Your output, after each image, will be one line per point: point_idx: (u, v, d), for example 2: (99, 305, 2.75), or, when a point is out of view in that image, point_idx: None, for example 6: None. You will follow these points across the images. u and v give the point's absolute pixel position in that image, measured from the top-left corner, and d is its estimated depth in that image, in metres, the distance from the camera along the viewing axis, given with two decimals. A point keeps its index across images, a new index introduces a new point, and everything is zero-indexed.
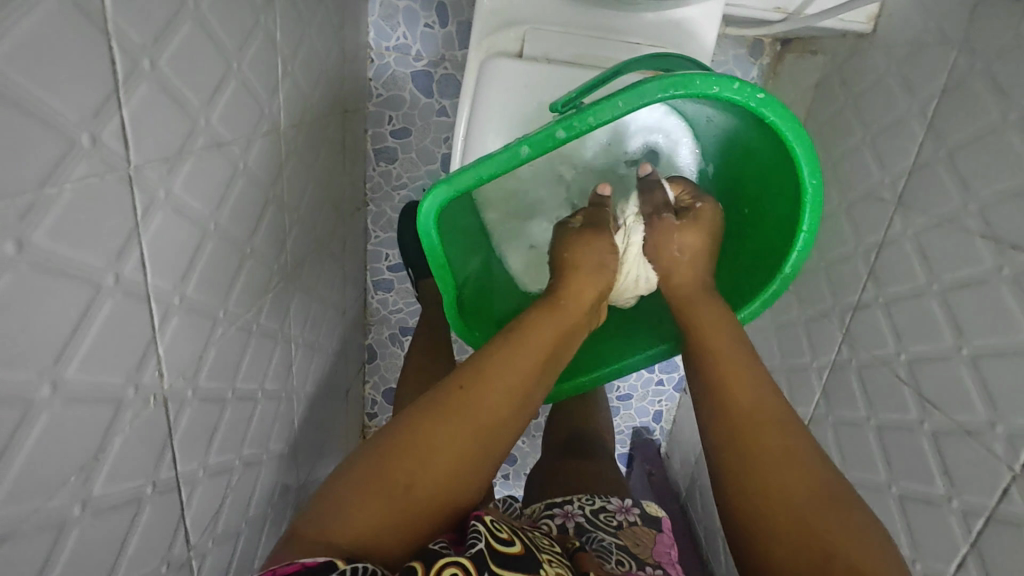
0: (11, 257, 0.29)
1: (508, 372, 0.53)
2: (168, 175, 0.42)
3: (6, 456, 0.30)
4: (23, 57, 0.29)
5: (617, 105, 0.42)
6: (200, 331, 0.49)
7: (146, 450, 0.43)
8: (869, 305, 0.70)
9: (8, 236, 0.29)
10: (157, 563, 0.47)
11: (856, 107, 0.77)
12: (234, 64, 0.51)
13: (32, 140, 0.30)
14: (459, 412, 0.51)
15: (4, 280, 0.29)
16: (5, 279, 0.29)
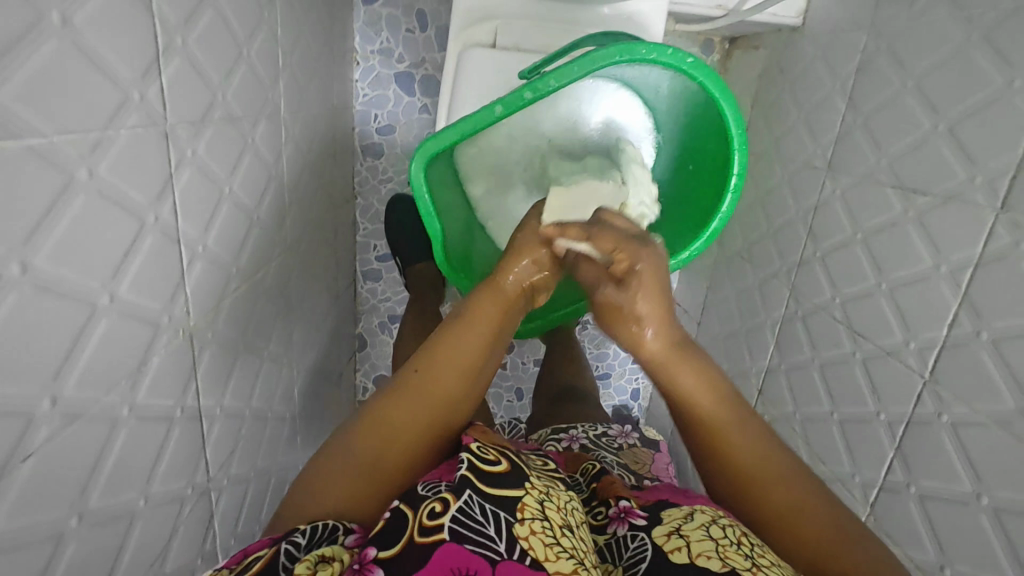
0: (17, 276, 0.31)
1: (454, 356, 0.54)
2: (194, 138, 0.50)
3: (77, 350, 0.37)
4: (98, 21, 0.36)
5: (575, 69, 0.50)
6: (217, 282, 0.56)
7: (174, 376, 0.49)
8: (810, 261, 0.79)
9: (14, 257, 0.31)
10: (185, 481, 0.52)
11: (793, 90, 0.87)
12: (243, 50, 0.59)
13: (96, 90, 0.36)
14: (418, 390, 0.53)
15: (7, 299, 0.31)
16: (9, 298, 0.31)
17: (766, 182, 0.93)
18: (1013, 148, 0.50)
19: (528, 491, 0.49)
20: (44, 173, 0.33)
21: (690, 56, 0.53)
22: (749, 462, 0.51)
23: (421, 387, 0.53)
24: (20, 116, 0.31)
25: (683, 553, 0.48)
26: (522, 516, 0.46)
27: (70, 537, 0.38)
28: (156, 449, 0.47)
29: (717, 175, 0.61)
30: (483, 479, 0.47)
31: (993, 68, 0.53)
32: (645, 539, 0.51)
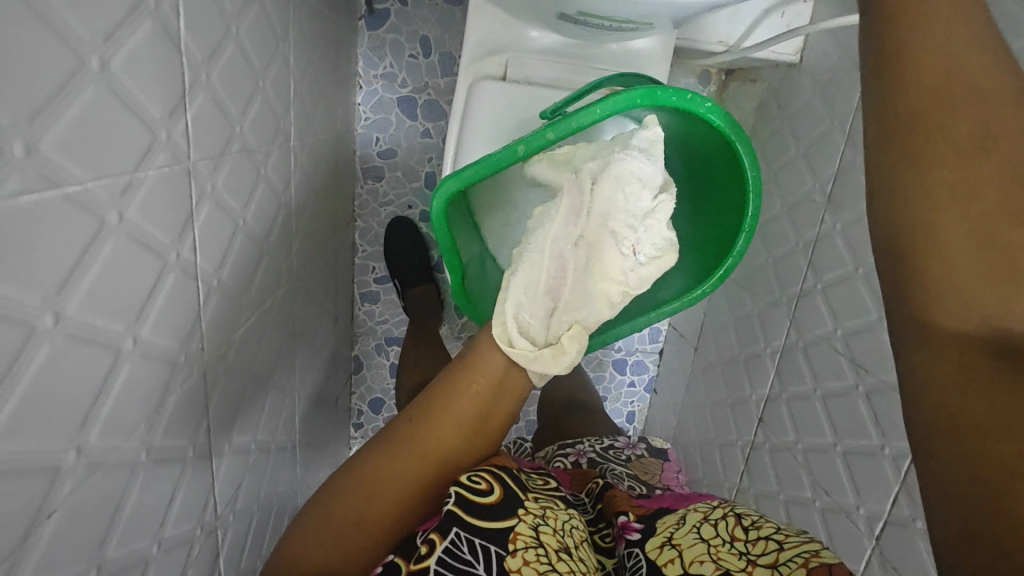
0: (50, 328, 0.31)
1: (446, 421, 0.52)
2: (214, 172, 0.49)
3: (103, 396, 0.36)
4: (133, 62, 0.36)
5: (596, 110, 0.51)
6: (229, 314, 0.55)
7: (189, 414, 0.48)
8: (811, 292, 0.80)
9: (47, 309, 0.30)
10: (195, 522, 0.51)
11: (791, 125, 0.89)
12: (260, 82, 0.59)
13: (129, 132, 0.36)
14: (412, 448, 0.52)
15: (42, 350, 0.30)
16: (44, 350, 0.30)
17: (765, 213, 0.95)
18: None
19: (523, 517, 0.48)
20: (79, 220, 0.32)
21: (708, 103, 0.54)
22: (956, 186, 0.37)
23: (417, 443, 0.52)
24: (59, 165, 0.30)
25: (677, 564, 0.49)
26: (513, 548, 0.45)
27: None
28: (168, 492, 0.45)
29: (728, 221, 0.62)
30: (470, 511, 0.47)
31: None
32: (639, 554, 0.52)
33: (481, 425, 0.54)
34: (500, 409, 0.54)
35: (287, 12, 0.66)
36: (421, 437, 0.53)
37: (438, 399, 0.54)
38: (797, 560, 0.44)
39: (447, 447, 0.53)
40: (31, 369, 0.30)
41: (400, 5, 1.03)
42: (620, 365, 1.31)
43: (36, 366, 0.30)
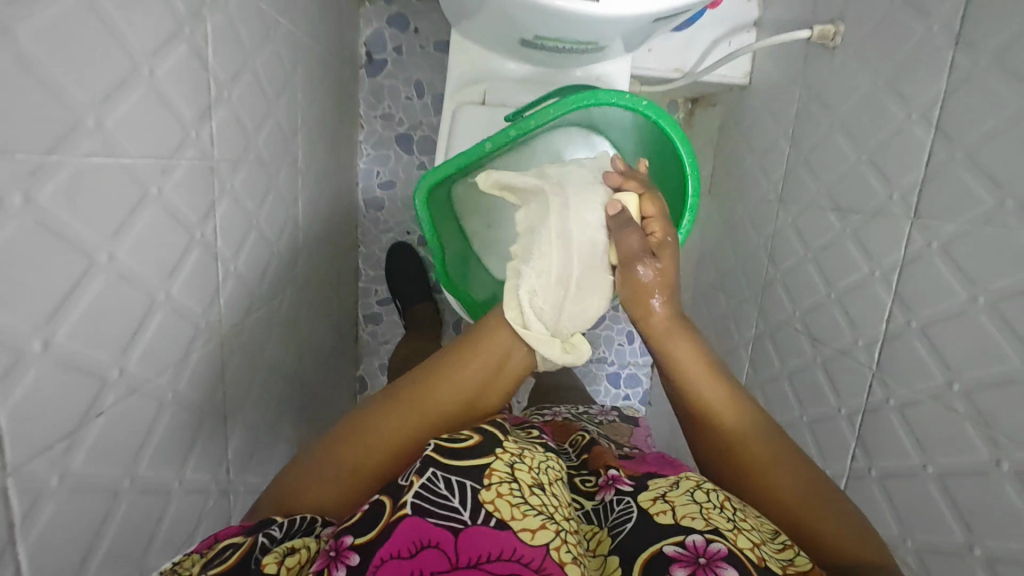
0: (105, 264, 0.39)
1: (453, 386, 0.57)
2: (233, 173, 0.59)
3: (142, 331, 0.44)
4: (171, 73, 0.46)
5: (552, 109, 0.61)
6: (243, 298, 0.64)
7: (206, 376, 0.55)
8: (773, 281, 0.87)
9: (103, 248, 0.39)
10: (209, 477, 0.57)
11: (747, 138, 0.99)
12: (272, 108, 0.69)
13: (168, 125, 0.46)
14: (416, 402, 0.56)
15: (98, 280, 0.38)
16: (99, 280, 0.39)
17: (731, 218, 1.03)
18: (916, 166, 0.61)
19: (500, 456, 0.53)
20: (128, 185, 0.41)
21: (645, 102, 0.64)
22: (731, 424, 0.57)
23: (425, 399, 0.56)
24: (118, 139, 0.39)
25: (669, 515, 0.50)
26: (488, 482, 0.50)
27: (120, 497, 0.43)
28: (188, 439, 0.52)
29: (675, 205, 0.71)
30: (445, 454, 0.51)
31: (896, 105, 0.64)
32: (631, 503, 0.53)
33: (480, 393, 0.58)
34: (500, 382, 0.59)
35: (296, 55, 0.78)
36: (425, 397, 0.57)
37: (446, 368, 0.57)
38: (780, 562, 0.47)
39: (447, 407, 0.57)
40: (89, 293, 0.38)
41: (396, 55, 1.16)
42: (613, 378, 1.37)
43: (93, 292, 0.38)
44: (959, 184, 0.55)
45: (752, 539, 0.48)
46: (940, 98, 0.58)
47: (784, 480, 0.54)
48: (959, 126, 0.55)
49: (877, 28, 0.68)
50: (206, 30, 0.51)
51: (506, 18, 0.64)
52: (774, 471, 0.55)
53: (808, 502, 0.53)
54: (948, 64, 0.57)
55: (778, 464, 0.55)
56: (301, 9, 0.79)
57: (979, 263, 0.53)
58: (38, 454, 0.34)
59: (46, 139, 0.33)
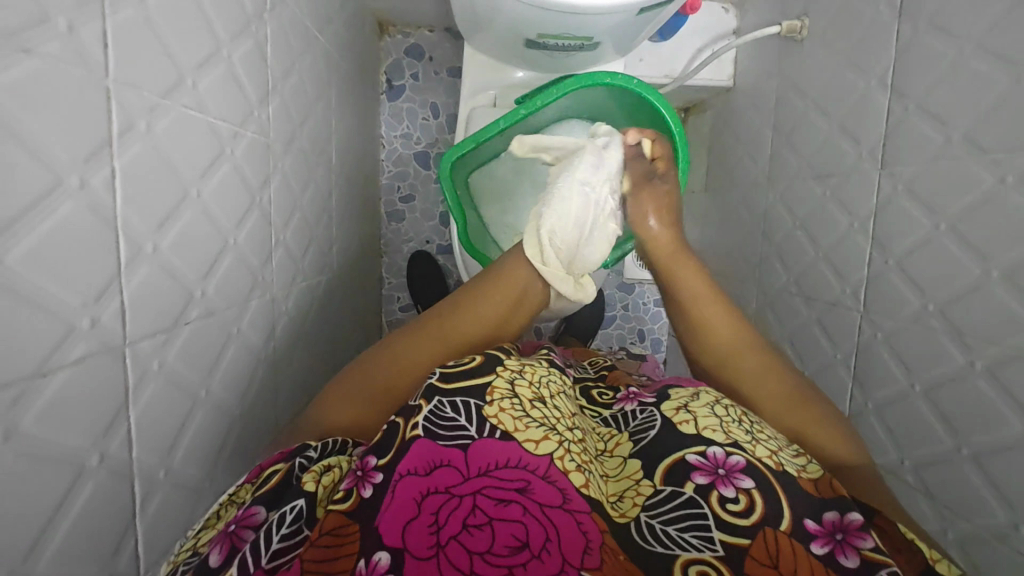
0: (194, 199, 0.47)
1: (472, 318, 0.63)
2: (283, 155, 0.69)
3: (217, 265, 0.52)
4: (242, 59, 0.56)
5: (557, 89, 0.71)
6: (289, 267, 0.72)
7: (260, 325, 0.63)
8: (768, 255, 0.94)
9: (193, 185, 0.47)
10: (260, 420, 0.64)
11: (735, 133, 1.08)
12: (312, 109, 0.80)
13: (239, 100, 0.56)
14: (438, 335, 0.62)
15: (190, 210, 0.47)
16: (190, 211, 0.47)
17: (727, 207, 1.11)
18: (879, 124, 0.69)
19: (499, 374, 0.50)
20: (210, 139, 0.50)
21: (638, 83, 0.73)
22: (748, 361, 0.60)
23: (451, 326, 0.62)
24: (206, 100, 0.49)
25: (692, 424, 0.49)
26: (490, 398, 0.47)
27: (197, 405, 0.49)
28: (246, 375, 0.59)
29: None
30: (447, 378, 0.48)
31: (857, 77, 0.73)
32: (654, 411, 0.52)
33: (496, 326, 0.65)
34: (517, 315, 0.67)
35: (331, 69, 0.90)
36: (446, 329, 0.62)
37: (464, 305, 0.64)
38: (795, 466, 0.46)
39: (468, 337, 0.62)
40: (183, 217, 0.46)
41: (413, 81, 1.29)
42: None
43: (186, 218, 0.46)
44: (914, 131, 0.63)
45: (770, 447, 0.48)
46: (892, 64, 0.67)
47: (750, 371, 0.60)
48: (910, 82, 0.64)
49: (836, 16, 0.78)
50: (265, 32, 0.62)
51: (512, 21, 0.75)
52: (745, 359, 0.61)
53: (787, 409, 0.56)
54: (895, 34, 0.66)
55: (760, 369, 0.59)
56: (334, 32, 0.91)
57: (937, 194, 0.60)
58: (147, 337, 0.41)
59: (163, 85, 0.42)
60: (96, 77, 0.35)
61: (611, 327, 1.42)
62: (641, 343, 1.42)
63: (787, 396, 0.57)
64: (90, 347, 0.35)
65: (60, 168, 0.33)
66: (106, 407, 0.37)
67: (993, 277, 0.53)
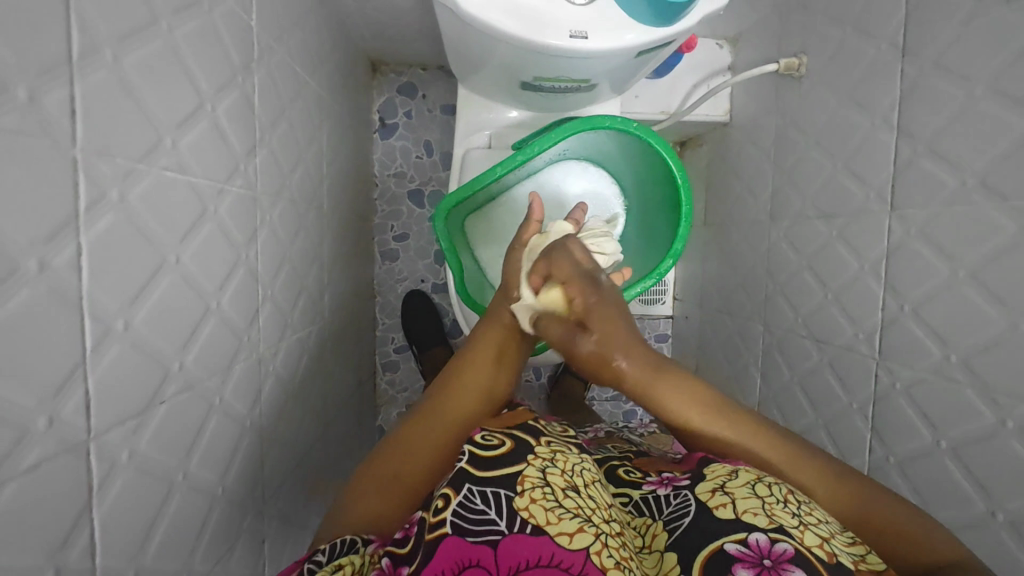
0: (172, 266, 0.44)
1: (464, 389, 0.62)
2: (271, 207, 0.66)
3: (197, 332, 0.48)
4: (227, 113, 0.54)
5: (554, 135, 0.69)
6: (278, 322, 0.68)
7: (245, 388, 0.59)
8: (773, 295, 0.92)
9: (171, 251, 0.44)
10: (244, 490, 0.59)
11: (733, 169, 1.07)
12: (302, 156, 0.78)
13: (224, 156, 0.53)
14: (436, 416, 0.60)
15: (167, 279, 0.43)
16: (168, 279, 0.44)
17: (728, 244, 1.09)
18: (885, 165, 0.67)
19: (530, 463, 0.51)
20: (191, 200, 0.47)
21: (637, 125, 0.70)
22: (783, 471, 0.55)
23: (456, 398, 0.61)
24: (187, 159, 0.46)
25: (731, 509, 0.47)
26: (522, 488, 0.47)
27: (174, 490, 0.45)
28: (230, 447, 0.55)
29: (672, 213, 0.76)
30: (478, 466, 0.49)
31: (860, 116, 0.72)
32: (688, 495, 0.51)
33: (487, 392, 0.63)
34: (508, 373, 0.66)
35: (321, 112, 0.87)
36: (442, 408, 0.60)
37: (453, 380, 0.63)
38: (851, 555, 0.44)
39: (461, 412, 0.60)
40: (159, 288, 0.42)
41: (406, 118, 1.28)
42: (629, 415, 1.38)
43: (164, 288, 0.43)
44: (924, 174, 0.61)
45: (820, 533, 0.45)
46: (896, 105, 0.65)
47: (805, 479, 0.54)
48: (917, 124, 0.62)
49: (834, 55, 0.77)
50: (253, 82, 0.59)
51: (508, 63, 0.73)
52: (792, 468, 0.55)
53: (849, 508, 0.52)
54: (899, 74, 0.65)
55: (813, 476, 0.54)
56: (325, 75, 0.89)
57: (955, 240, 0.57)
58: (114, 426, 0.37)
59: (139, 149, 0.39)
60: (62, 149, 0.32)
61: None
62: None
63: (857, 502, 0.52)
64: (45, 450, 0.32)
65: (16, 252, 0.29)
66: (62, 515, 0.33)
67: (1020, 330, 0.51)
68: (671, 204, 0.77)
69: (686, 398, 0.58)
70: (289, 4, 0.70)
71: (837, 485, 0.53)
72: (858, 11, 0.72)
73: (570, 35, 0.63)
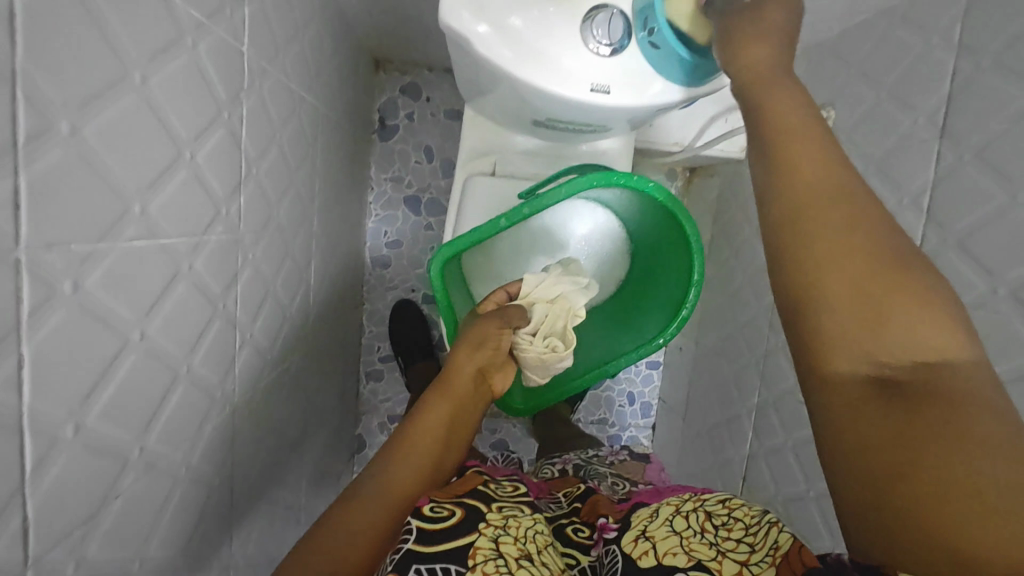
0: (136, 342, 0.40)
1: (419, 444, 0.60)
2: (255, 244, 0.61)
3: (166, 403, 0.44)
4: (210, 156, 0.49)
5: (562, 190, 0.64)
6: (256, 364, 0.65)
7: (218, 444, 0.56)
8: (775, 351, 0.88)
9: (136, 326, 0.40)
10: (209, 554, 0.56)
11: (744, 209, 1.03)
12: (293, 178, 0.73)
13: (201, 202, 0.48)
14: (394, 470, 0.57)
15: (129, 360, 0.39)
16: (129, 360, 0.39)
17: (731, 286, 1.06)
18: (911, 248, 0.63)
19: (483, 531, 0.50)
20: (164, 263, 0.43)
21: (653, 184, 0.66)
22: (833, 273, 0.38)
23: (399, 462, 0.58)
24: (158, 221, 0.41)
25: (651, 555, 0.47)
26: (472, 563, 0.46)
27: None
28: (195, 516, 0.52)
29: (681, 282, 0.73)
30: (426, 541, 0.47)
31: (887, 189, 0.68)
32: (616, 550, 0.51)
33: (442, 449, 0.61)
34: (459, 435, 0.65)
35: (316, 126, 0.82)
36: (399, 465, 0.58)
37: (409, 436, 0.61)
38: (766, 557, 0.43)
39: (416, 468, 0.58)
40: (120, 372, 0.38)
41: (408, 121, 1.22)
42: (614, 439, 1.37)
43: (123, 371, 0.38)
44: (953, 271, 0.58)
45: (738, 558, 0.45)
46: (930, 186, 0.61)
47: (834, 325, 0.37)
48: (948, 214, 0.59)
49: (865, 118, 0.72)
50: (240, 114, 0.54)
51: (521, 103, 0.68)
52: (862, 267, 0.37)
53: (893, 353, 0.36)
54: (935, 154, 0.61)
55: (867, 324, 0.36)
56: (324, 86, 0.83)
57: (979, 347, 0.54)
58: (58, 543, 0.34)
59: (99, 227, 0.35)
60: (3, 252, 0.28)
61: (600, 387, 1.36)
62: (630, 406, 1.37)
63: (898, 317, 0.36)
64: None
65: None
66: None
67: None
68: (680, 272, 0.73)
69: (812, 151, 0.41)
70: (286, 18, 0.64)
71: (908, 311, 0.36)
72: (896, 76, 0.68)
73: (592, 88, 0.58)
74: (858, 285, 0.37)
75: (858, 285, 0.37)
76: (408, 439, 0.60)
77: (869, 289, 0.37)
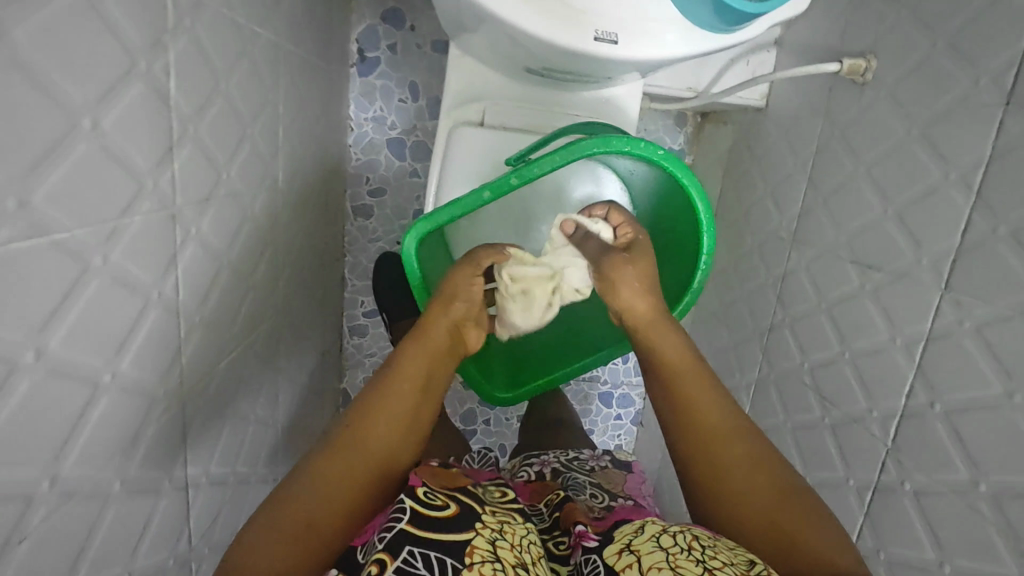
0: (30, 364, 0.33)
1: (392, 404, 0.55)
2: (199, 216, 0.53)
3: (83, 420, 0.39)
4: (124, 121, 0.40)
5: (557, 156, 0.55)
6: (211, 348, 0.58)
7: (166, 443, 0.50)
8: (779, 326, 0.82)
9: (28, 344, 0.33)
10: (167, 552, 0.53)
11: (760, 165, 0.93)
12: (248, 131, 0.63)
13: (112, 179, 0.39)
14: (361, 438, 0.52)
15: (22, 386, 0.33)
16: (23, 385, 0.33)
17: (737, 249, 0.98)
18: (952, 234, 0.55)
19: (480, 531, 0.45)
20: (65, 265, 0.35)
21: (663, 150, 0.57)
22: (710, 425, 0.55)
23: (374, 428, 0.53)
24: (49, 215, 0.33)
25: (634, 570, 0.43)
26: (470, 561, 0.42)
27: None
28: (142, 522, 0.48)
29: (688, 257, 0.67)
30: (420, 527, 0.44)
31: (931, 161, 0.59)
32: (597, 561, 0.46)
33: (417, 407, 0.56)
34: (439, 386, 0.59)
35: (277, 66, 0.71)
36: (366, 430, 0.53)
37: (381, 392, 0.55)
38: None
39: (386, 431, 0.54)
40: (9, 402, 0.32)
41: (390, 53, 1.09)
42: (605, 396, 1.34)
43: (13, 401, 0.32)
44: (999, 266, 0.50)
45: None
46: (983, 162, 0.53)
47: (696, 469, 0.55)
48: (1003, 198, 0.51)
49: (913, 72, 0.62)
50: (165, 63, 0.44)
51: (513, 48, 0.58)
52: (724, 440, 0.54)
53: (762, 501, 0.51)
54: (995, 125, 0.52)
55: (731, 486, 0.53)
56: (284, 16, 0.71)
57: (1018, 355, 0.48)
58: None
59: None
60: None
61: None
62: (623, 364, 1.32)
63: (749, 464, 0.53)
64: None
65: None
66: None
67: None
68: (688, 250, 0.67)
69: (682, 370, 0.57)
70: None
71: (759, 472, 0.53)
72: (958, 23, 0.57)
73: (596, 37, 0.52)
74: (739, 466, 0.53)
75: (740, 465, 0.53)
76: (379, 396, 0.55)
77: (783, 548, 0.49)
